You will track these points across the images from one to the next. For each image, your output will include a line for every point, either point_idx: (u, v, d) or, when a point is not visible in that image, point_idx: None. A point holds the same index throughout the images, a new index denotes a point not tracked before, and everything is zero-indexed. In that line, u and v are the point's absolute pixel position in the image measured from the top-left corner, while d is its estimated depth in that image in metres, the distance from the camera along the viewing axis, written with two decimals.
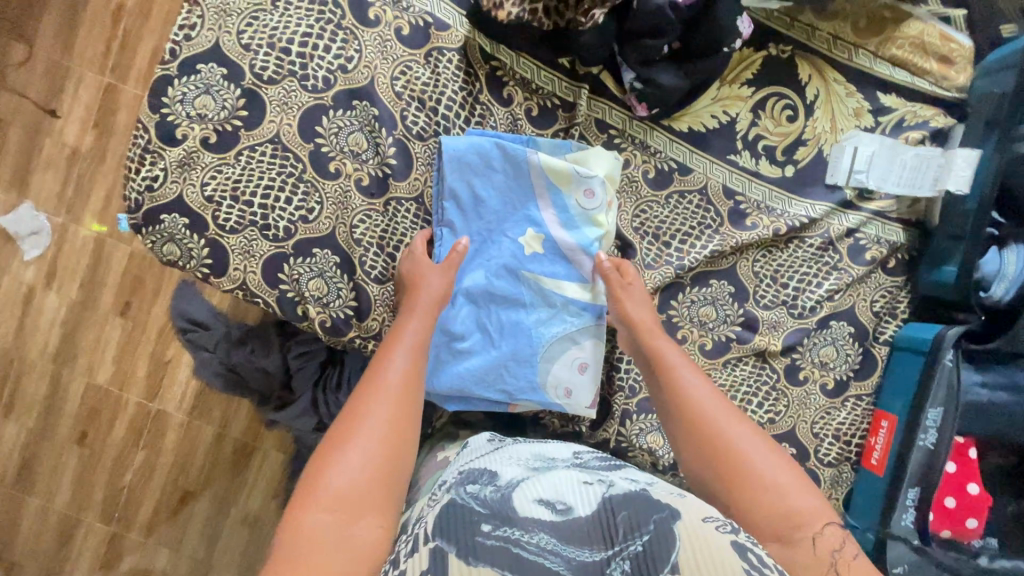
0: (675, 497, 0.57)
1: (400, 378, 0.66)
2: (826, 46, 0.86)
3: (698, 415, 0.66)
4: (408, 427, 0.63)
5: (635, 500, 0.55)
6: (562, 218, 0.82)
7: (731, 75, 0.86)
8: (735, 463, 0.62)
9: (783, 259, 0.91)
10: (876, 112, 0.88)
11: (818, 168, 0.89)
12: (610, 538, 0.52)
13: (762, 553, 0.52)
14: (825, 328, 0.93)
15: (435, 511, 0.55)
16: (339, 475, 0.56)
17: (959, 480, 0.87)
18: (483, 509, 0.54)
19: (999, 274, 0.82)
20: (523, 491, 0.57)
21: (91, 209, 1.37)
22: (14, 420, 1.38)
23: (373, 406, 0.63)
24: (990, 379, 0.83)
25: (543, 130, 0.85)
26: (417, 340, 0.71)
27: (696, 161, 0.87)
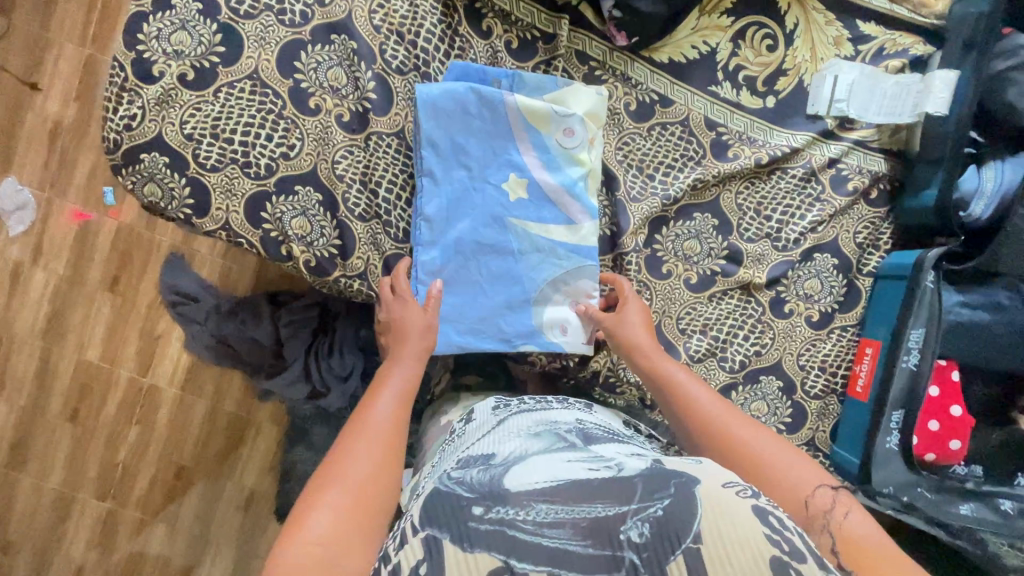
0: (691, 467, 0.53)
1: (389, 421, 0.66)
2: None
3: (702, 411, 0.69)
4: (395, 464, 0.62)
5: (650, 471, 0.51)
6: (545, 160, 0.82)
7: (710, 5, 0.86)
8: (741, 452, 0.63)
9: (766, 192, 0.91)
10: (856, 41, 0.89)
11: (799, 99, 0.89)
12: (627, 496, 0.48)
13: (783, 516, 0.48)
14: (809, 260, 0.94)
15: (420, 500, 0.51)
16: (326, 507, 0.54)
17: (942, 402, 0.87)
18: (470, 493, 0.50)
19: (978, 192, 0.82)
20: (515, 471, 0.53)
21: (77, 182, 1.36)
22: (6, 399, 1.37)
23: (361, 444, 0.62)
24: (970, 299, 0.84)
25: (523, 63, 0.84)
26: (400, 387, 0.71)
27: (677, 91, 0.87)
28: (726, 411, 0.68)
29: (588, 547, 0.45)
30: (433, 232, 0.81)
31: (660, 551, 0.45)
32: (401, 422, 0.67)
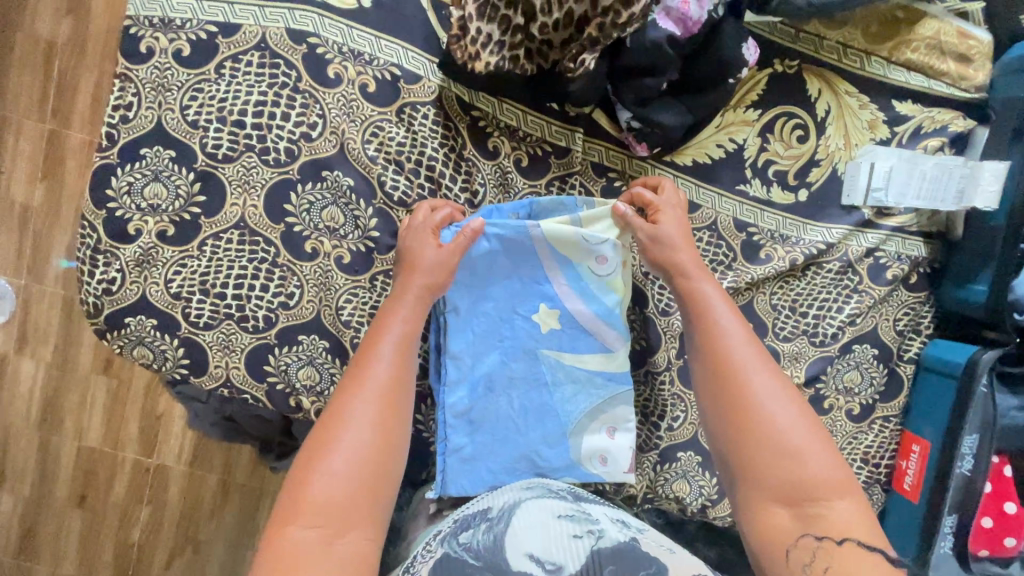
0: (664, 551, 0.58)
1: (394, 380, 0.62)
2: (835, 56, 0.79)
3: (750, 404, 0.60)
4: (400, 429, 0.60)
5: (624, 551, 0.57)
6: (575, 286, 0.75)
7: (734, 98, 0.78)
8: (779, 452, 0.58)
9: (800, 288, 0.85)
10: (892, 122, 0.81)
11: (834, 189, 0.83)
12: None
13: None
14: (848, 352, 0.88)
15: (429, 559, 0.58)
16: (323, 479, 0.55)
17: (996, 500, 0.84)
18: (473, 561, 0.57)
19: None
20: (513, 537, 0.59)
21: (54, 271, 1.27)
22: (8, 490, 1.32)
23: (362, 407, 0.59)
24: None
25: (535, 181, 0.77)
26: (403, 334, 0.64)
27: (702, 194, 0.80)
28: (779, 401, 0.60)
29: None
30: (461, 371, 0.74)
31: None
32: (405, 374, 0.63)
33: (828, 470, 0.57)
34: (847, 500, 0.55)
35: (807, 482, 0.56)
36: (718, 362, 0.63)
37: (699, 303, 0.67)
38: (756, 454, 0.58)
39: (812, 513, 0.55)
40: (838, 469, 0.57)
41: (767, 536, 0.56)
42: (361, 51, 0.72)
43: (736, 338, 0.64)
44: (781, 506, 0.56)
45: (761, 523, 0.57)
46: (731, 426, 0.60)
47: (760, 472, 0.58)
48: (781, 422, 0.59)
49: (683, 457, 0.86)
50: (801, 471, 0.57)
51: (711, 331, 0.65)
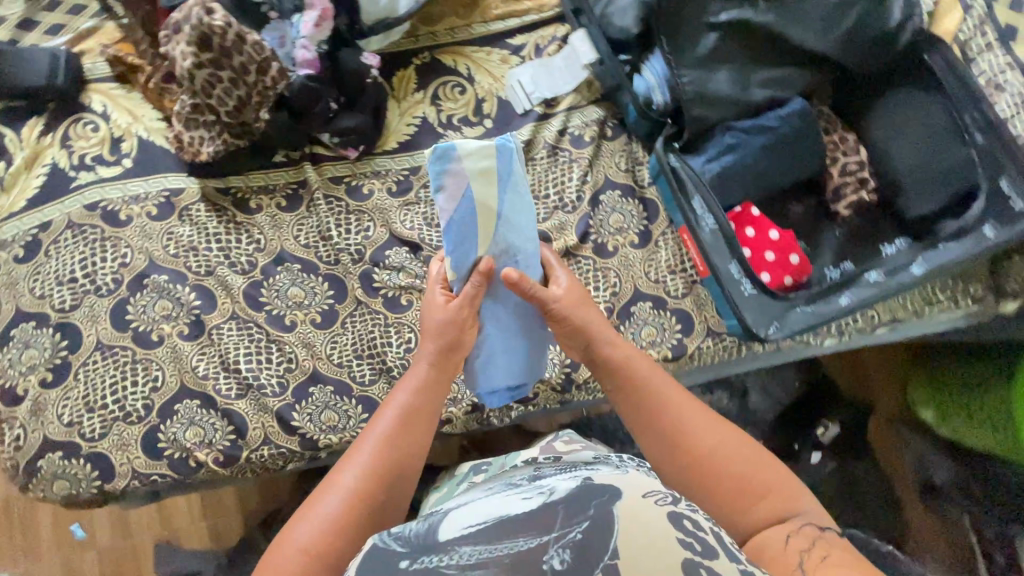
0: (617, 477, 0.62)
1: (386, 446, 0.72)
2: (450, 37, 1.11)
3: (711, 462, 0.72)
4: (384, 482, 0.70)
5: (579, 490, 0.60)
6: (439, 198, 0.78)
7: (401, 92, 1.08)
8: (735, 477, 0.71)
9: (531, 180, 1.08)
10: (516, 52, 1.12)
11: (507, 108, 1.10)
12: (547, 523, 0.57)
13: (699, 517, 0.58)
14: (600, 203, 1.08)
15: (361, 555, 0.59)
16: (327, 504, 0.67)
17: (761, 235, 0.98)
18: (403, 546, 0.58)
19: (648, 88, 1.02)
20: (457, 522, 0.61)
21: (44, 540, 1.29)
22: None
23: (346, 479, 0.69)
24: (711, 156, 0.98)
25: (297, 211, 1.02)
26: (410, 398, 0.77)
27: (418, 158, 1.06)
28: (734, 445, 0.73)
29: None
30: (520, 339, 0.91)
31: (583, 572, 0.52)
32: (409, 429, 0.75)
33: (788, 504, 0.70)
34: (804, 523, 0.67)
35: (749, 489, 0.70)
36: (654, 420, 0.76)
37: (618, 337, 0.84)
38: (733, 504, 0.69)
39: (775, 529, 0.67)
40: (791, 507, 0.69)
41: (758, 549, 0.66)
42: (138, 192, 1.00)
43: (667, 386, 0.79)
44: (758, 531, 0.68)
45: (765, 556, 0.65)
46: (688, 470, 0.72)
47: (731, 507, 0.69)
48: (719, 450, 0.73)
49: None
50: (757, 506, 0.69)
51: (652, 398, 0.77)
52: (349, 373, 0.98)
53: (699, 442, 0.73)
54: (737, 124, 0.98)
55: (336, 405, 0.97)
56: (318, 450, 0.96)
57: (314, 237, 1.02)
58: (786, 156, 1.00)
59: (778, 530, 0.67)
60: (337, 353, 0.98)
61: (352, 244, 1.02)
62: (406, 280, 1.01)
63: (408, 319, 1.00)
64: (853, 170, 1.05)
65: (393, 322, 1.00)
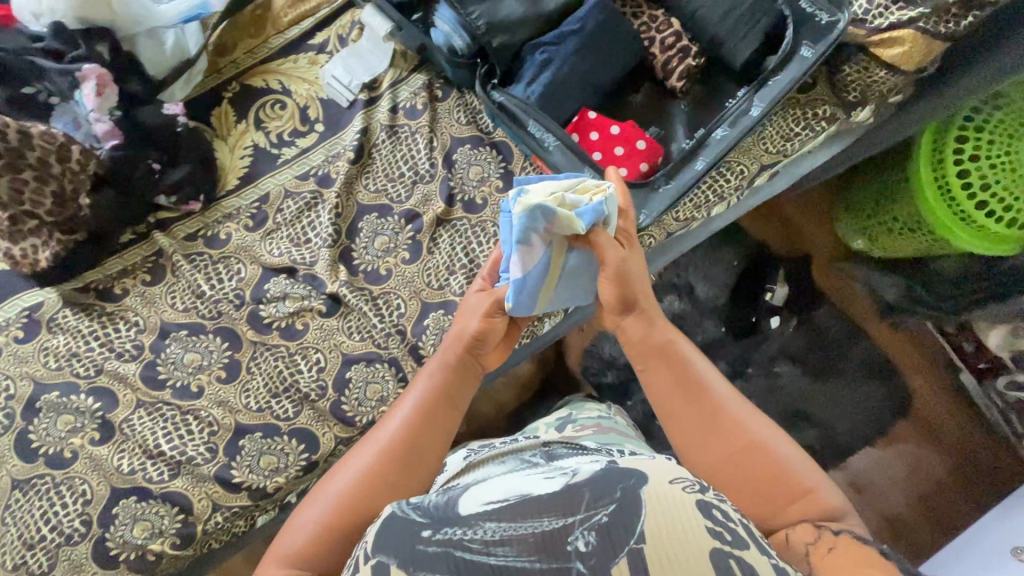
0: (640, 461, 0.65)
1: (419, 426, 0.79)
2: (250, 58, 1.08)
3: (764, 451, 0.73)
4: (400, 453, 0.76)
5: (601, 474, 0.62)
6: (517, 256, 0.84)
7: (223, 129, 1.06)
8: (777, 465, 0.72)
9: (380, 166, 1.07)
10: (321, 50, 1.10)
11: (333, 106, 1.08)
12: (573, 507, 0.58)
13: (727, 508, 0.60)
14: (454, 162, 1.09)
15: (379, 521, 0.63)
16: (353, 463, 0.76)
17: (606, 134, 0.99)
18: (422, 517, 0.61)
19: (449, 36, 0.97)
20: (475, 496, 0.63)
21: None
22: None
23: (371, 446, 0.78)
24: (530, 81, 0.98)
25: (163, 280, 1.00)
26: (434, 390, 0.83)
27: (262, 186, 1.04)
28: (796, 455, 0.73)
29: (537, 559, 0.55)
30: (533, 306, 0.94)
31: (606, 555, 0.55)
32: (433, 411, 0.82)
33: (811, 499, 0.69)
34: (835, 520, 0.67)
35: (796, 483, 0.70)
36: (688, 398, 0.80)
37: (624, 273, 0.85)
38: (768, 494, 0.71)
39: (806, 518, 0.67)
40: (808, 496, 0.69)
41: (774, 537, 0.68)
42: None
43: (718, 382, 0.81)
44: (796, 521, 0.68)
45: (786, 543, 0.66)
46: (732, 451, 0.74)
47: (767, 494, 0.71)
48: (778, 448, 0.74)
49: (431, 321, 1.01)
50: (796, 496, 0.70)
51: (696, 379, 0.81)
52: (271, 413, 0.97)
53: (750, 429, 0.75)
54: (540, 40, 0.97)
55: (271, 446, 0.96)
56: (270, 496, 0.96)
57: (190, 298, 1.00)
58: (602, 53, 1.00)
59: (796, 517, 0.68)
60: (254, 399, 0.98)
61: (230, 290, 1.00)
62: (295, 304, 1.00)
63: (310, 341, 1.00)
64: (673, 42, 1.06)
65: (298, 349, 0.99)
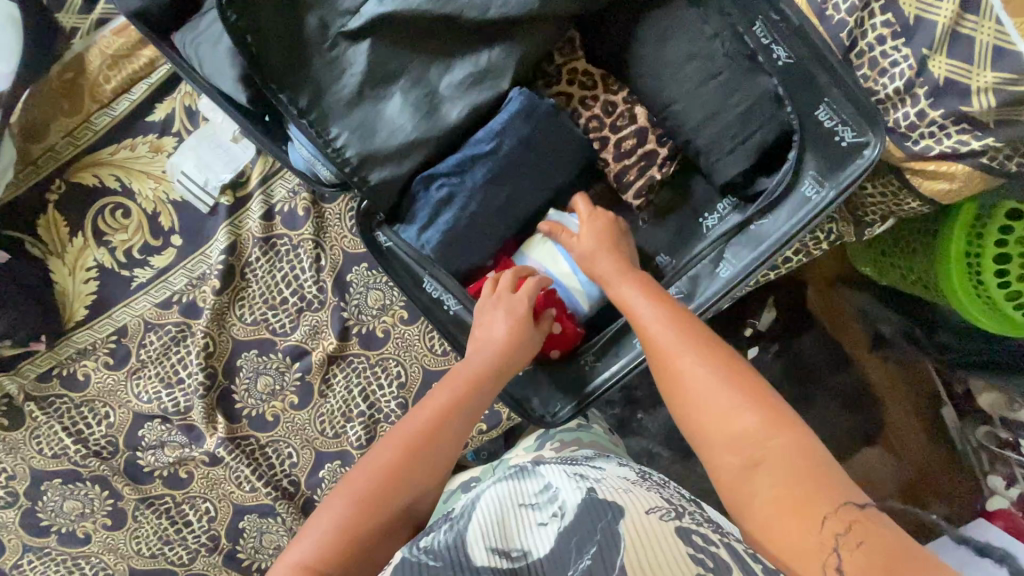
0: (620, 492, 0.52)
1: (448, 422, 0.62)
2: (73, 146, 0.84)
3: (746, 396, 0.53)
4: (408, 479, 0.58)
5: (586, 507, 0.49)
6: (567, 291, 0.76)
7: (56, 244, 0.85)
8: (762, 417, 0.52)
9: (257, 291, 0.87)
10: (167, 131, 0.84)
11: (190, 211, 0.85)
12: (564, 564, 0.45)
13: (708, 530, 0.48)
14: (349, 285, 0.88)
15: (387, 573, 0.47)
16: (341, 498, 0.57)
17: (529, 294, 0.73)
18: (433, 564, 0.46)
19: (310, 158, 0.70)
20: (469, 529, 0.49)
21: None
22: None
23: (369, 468, 0.58)
24: (425, 224, 0.72)
25: (21, 424, 0.89)
26: (472, 380, 0.66)
27: (117, 316, 0.87)
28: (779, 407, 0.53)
29: None
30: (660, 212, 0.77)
31: None
32: (470, 407, 0.64)
33: (824, 465, 0.49)
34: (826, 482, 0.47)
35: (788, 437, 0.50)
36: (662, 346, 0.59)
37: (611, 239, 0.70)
38: (753, 459, 0.50)
39: (810, 490, 0.47)
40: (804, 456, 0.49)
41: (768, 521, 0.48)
42: None
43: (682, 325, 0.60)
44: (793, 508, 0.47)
45: (797, 528, 0.46)
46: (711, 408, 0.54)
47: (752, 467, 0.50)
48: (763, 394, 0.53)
49: (326, 473, 0.90)
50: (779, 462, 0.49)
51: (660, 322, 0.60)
52: (164, 559, 0.93)
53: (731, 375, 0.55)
54: (437, 169, 0.71)
55: None
56: None
57: (57, 445, 0.89)
58: (524, 178, 0.72)
59: (784, 485, 0.48)
60: (143, 545, 0.93)
61: (100, 436, 0.90)
62: (173, 453, 0.90)
63: (195, 489, 0.92)
64: (632, 145, 0.76)
65: (183, 499, 0.92)
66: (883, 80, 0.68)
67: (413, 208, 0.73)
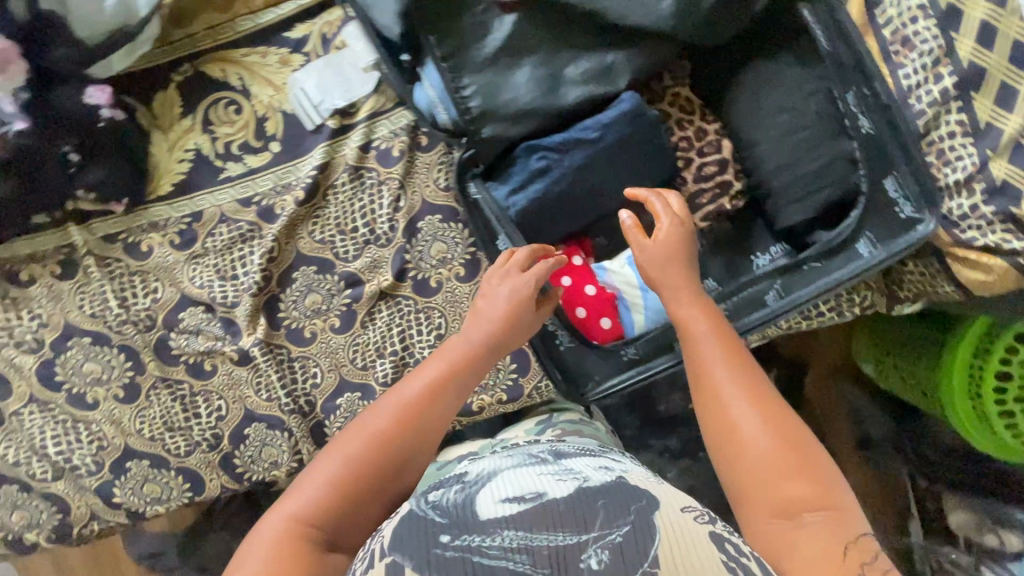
0: (651, 485, 0.54)
1: (433, 395, 0.67)
2: (212, 39, 0.90)
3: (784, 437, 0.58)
4: (390, 448, 0.63)
5: (610, 489, 0.52)
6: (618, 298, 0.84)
7: (165, 120, 0.91)
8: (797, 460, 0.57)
9: (333, 213, 0.92)
10: (299, 49, 0.91)
11: (297, 124, 0.91)
12: (587, 523, 0.47)
13: (740, 542, 0.51)
14: (418, 232, 0.93)
15: (391, 523, 0.51)
16: (328, 468, 0.61)
17: (576, 288, 0.83)
18: (442, 516, 0.49)
19: (433, 102, 0.77)
20: (488, 489, 0.51)
21: None
22: None
23: (353, 437, 0.63)
24: (517, 186, 0.79)
25: (73, 278, 0.92)
26: (463, 357, 0.71)
27: (197, 201, 0.92)
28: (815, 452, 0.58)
29: None
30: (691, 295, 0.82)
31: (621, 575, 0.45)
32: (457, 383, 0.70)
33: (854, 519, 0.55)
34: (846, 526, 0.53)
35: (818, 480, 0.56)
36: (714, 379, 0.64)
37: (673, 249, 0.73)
38: (783, 494, 0.55)
39: (832, 530, 0.53)
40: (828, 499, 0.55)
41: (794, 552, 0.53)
42: None
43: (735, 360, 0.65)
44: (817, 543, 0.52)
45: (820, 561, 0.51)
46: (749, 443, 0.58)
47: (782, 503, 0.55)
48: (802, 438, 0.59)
49: (343, 401, 0.93)
50: (806, 502, 0.55)
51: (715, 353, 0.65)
52: (161, 445, 0.94)
53: (771, 416, 0.60)
54: (542, 141, 0.78)
55: (155, 478, 0.94)
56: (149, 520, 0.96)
57: (99, 305, 0.92)
58: (613, 171, 0.79)
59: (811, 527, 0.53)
60: (146, 425, 0.94)
61: (142, 308, 0.92)
62: (205, 344, 0.92)
63: (214, 385, 0.93)
64: (713, 172, 0.84)
65: (199, 391, 0.93)
66: (946, 169, 0.75)
67: (509, 170, 0.80)
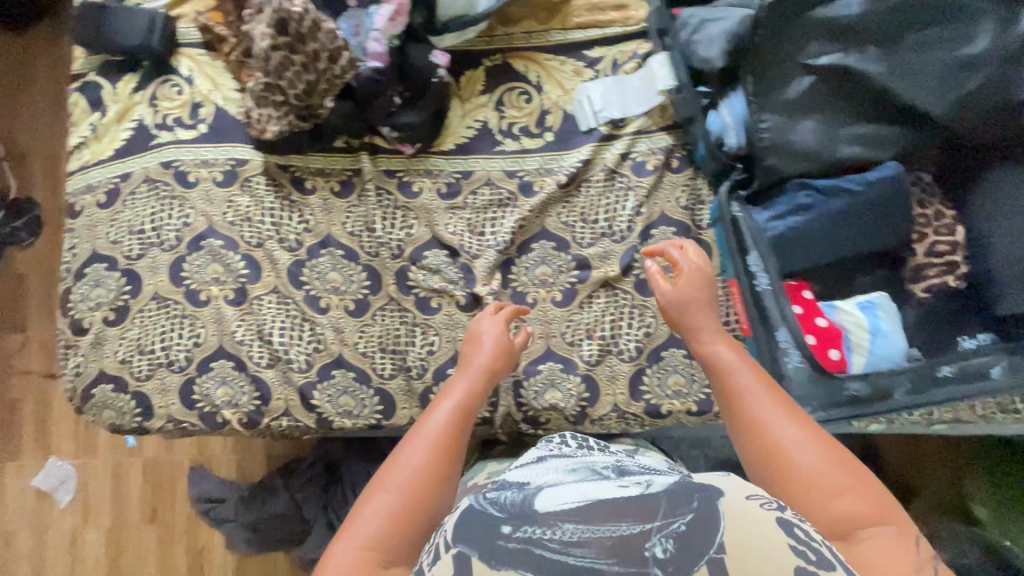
0: (720, 477, 0.54)
1: (456, 429, 0.72)
2: (525, 41, 1.08)
3: (834, 470, 0.61)
4: (437, 478, 0.66)
5: (674, 487, 0.51)
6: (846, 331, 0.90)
7: (466, 93, 1.07)
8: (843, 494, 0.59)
9: (581, 203, 1.04)
10: (592, 66, 1.07)
11: (572, 123, 1.06)
12: (650, 515, 0.48)
13: (810, 528, 0.50)
14: (650, 238, 1.03)
15: (454, 513, 0.53)
16: (372, 506, 0.63)
17: (809, 315, 0.89)
18: (500, 512, 0.51)
19: (724, 127, 0.97)
20: (539, 493, 0.52)
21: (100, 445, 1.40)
22: None
23: (395, 470, 0.66)
24: (777, 212, 0.92)
25: (348, 197, 1.05)
26: (461, 396, 0.76)
27: (471, 162, 1.05)
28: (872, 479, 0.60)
29: (615, 565, 0.46)
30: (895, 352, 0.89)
31: (687, 564, 0.46)
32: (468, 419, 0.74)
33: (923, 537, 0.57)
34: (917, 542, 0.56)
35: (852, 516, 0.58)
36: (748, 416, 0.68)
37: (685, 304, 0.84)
38: (834, 514, 0.58)
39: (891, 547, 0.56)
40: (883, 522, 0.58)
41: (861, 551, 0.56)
42: (207, 158, 1.06)
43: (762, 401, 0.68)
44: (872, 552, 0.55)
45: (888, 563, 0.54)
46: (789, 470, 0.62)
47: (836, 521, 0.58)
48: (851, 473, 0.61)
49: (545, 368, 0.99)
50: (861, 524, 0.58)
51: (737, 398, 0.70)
52: (370, 363, 1.01)
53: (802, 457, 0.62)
54: (811, 181, 0.92)
55: (354, 392, 1.00)
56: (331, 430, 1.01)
57: (363, 226, 1.04)
58: (865, 224, 0.90)
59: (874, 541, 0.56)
60: (363, 341, 1.01)
61: (395, 238, 1.03)
62: (439, 283, 1.02)
63: (434, 322, 1.01)
64: (944, 251, 0.93)
65: (419, 323, 1.01)
66: None
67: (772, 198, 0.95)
